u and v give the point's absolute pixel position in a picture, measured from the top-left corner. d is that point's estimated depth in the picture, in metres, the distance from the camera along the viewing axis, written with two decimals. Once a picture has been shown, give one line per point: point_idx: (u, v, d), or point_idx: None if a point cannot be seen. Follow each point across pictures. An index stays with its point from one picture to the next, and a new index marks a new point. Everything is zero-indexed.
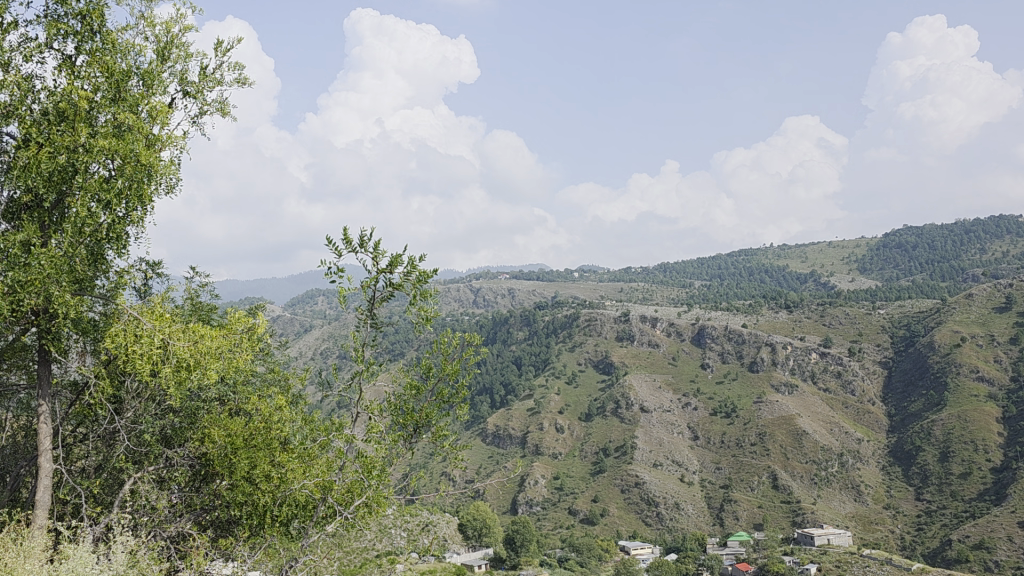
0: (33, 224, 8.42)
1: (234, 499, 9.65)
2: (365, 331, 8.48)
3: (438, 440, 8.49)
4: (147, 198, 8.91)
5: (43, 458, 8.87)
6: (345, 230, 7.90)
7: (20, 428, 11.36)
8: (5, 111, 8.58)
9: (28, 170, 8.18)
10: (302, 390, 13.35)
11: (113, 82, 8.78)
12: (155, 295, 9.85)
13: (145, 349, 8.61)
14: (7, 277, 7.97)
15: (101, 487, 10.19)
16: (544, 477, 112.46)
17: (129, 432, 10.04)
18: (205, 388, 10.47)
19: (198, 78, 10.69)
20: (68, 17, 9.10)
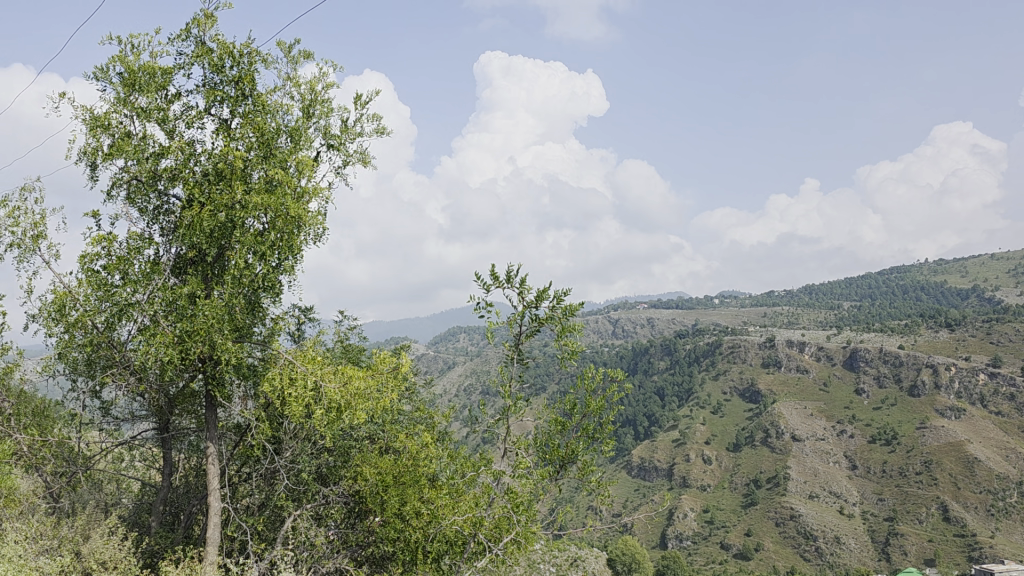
0: (198, 277, 9.05)
1: (387, 536, 9.94)
2: (511, 367, 8.56)
3: (585, 476, 8.43)
4: (298, 248, 9.38)
5: (212, 497, 9.44)
6: (492, 267, 8.03)
7: (191, 469, 12.11)
8: (172, 175, 9.30)
9: (192, 228, 8.81)
10: (447, 426, 13.54)
11: (264, 141, 9.34)
12: (309, 339, 10.30)
13: (301, 391, 9.03)
14: (178, 328, 8.60)
15: (264, 524, 10.71)
16: (693, 511, 109.56)
17: (289, 471, 10.54)
18: (356, 427, 10.78)
19: (341, 131, 11.17)
20: (224, 83, 9.78)
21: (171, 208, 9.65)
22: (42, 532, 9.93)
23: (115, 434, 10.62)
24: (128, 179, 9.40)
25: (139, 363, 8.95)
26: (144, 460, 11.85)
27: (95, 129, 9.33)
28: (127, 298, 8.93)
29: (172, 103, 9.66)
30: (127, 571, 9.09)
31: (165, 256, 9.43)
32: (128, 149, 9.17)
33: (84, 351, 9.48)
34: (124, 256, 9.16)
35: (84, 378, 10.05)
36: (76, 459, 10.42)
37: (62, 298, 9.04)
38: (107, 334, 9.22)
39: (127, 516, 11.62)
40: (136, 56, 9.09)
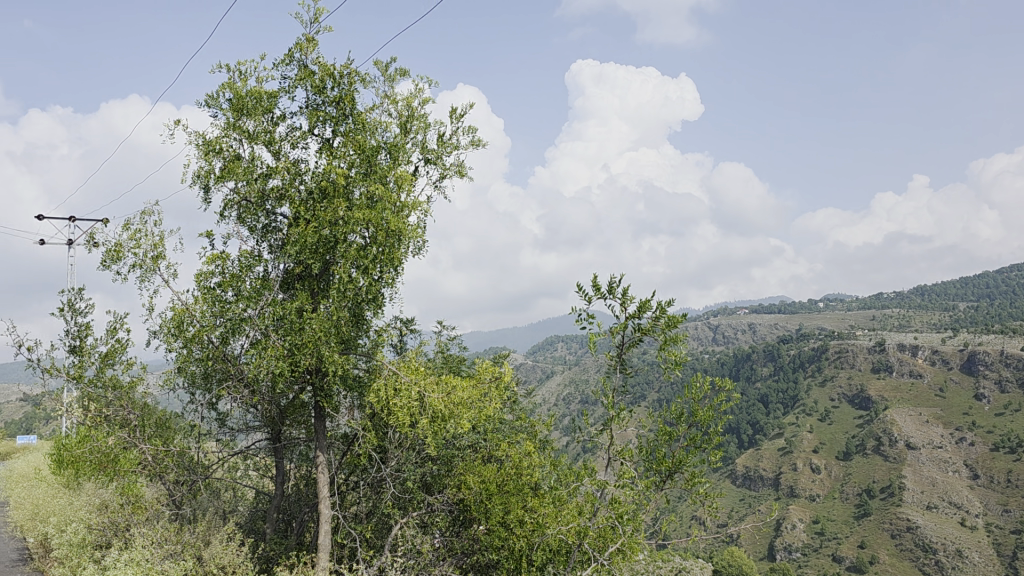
0: (306, 292, 9.36)
1: (492, 544, 10.00)
2: (614, 376, 8.48)
3: (693, 487, 8.28)
4: (400, 261, 9.55)
5: (323, 505, 9.70)
6: (594, 279, 8.06)
7: (302, 477, 12.38)
8: (279, 194, 9.67)
9: (299, 244, 9.17)
10: (548, 435, 13.50)
11: (365, 158, 9.58)
12: (412, 350, 10.47)
13: (405, 402, 9.23)
14: (288, 341, 8.94)
15: (372, 532, 10.95)
16: (802, 522, 106.18)
17: (395, 480, 10.74)
18: (459, 436, 10.94)
19: (439, 146, 11.35)
20: (325, 104, 10.07)
21: (278, 225, 10.01)
22: (166, 537, 10.41)
23: (230, 443, 11.04)
24: (238, 200, 9.83)
25: (252, 375, 9.33)
26: (257, 470, 12.18)
27: (207, 152, 9.77)
28: (240, 313, 9.30)
29: (278, 125, 10.01)
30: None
31: (274, 272, 9.78)
32: (238, 171, 9.57)
33: (201, 364, 9.94)
34: (236, 273, 9.57)
35: (202, 392, 10.61)
36: (196, 469, 10.80)
37: (180, 315, 9.52)
38: (221, 348, 9.64)
39: (243, 523, 12.07)
40: (243, 82, 9.46)
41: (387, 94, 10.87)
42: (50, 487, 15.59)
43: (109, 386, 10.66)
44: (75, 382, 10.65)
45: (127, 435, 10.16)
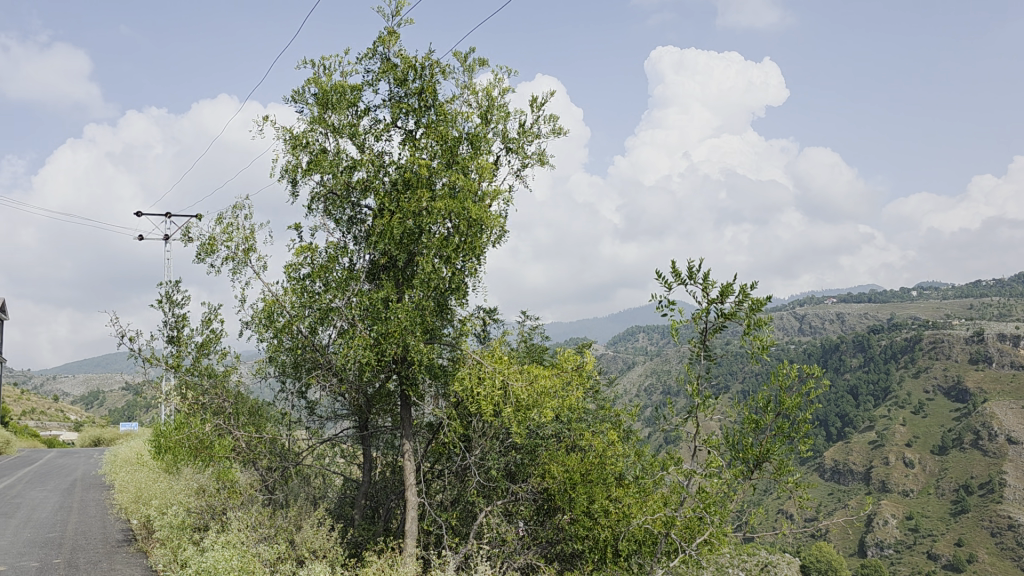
0: (391, 282, 9.50)
1: (577, 534, 10.14)
2: (699, 363, 8.32)
3: (781, 477, 8.12)
4: (482, 249, 9.46)
5: (410, 492, 9.88)
6: (674, 264, 7.81)
7: (388, 464, 12.30)
8: (364, 186, 9.78)
9: (384, 235, 9.33)
10: (631, 425, 13.35)
11: (446, 148, 9.58)
12: (495, 340, 10.42)
13: (489, 390, 9.28)
14: (374, 331, 9.08)
15: (458, 519, 11.04)
16: (894, 519, 103.00)
17: (478, 467, 10.60)
18: (542, 425, 10.73)
19: (521, 134, 10.56)
20: (408, 95, 10.03)
21: (363, 217, 10.16)
22: (261, 521, 10.74)
23: (319, 431, 11.15)
24: (325, 192, 10.02)
25: (340, 364, 9.51)
26: (345, 457, 12.14)
27: (295, 147, 9.94)
28: (328, 304, 9.56)
29: (362, 118, 10.00)
30: (337, 561, 9.82)
31: (360, 263, 9.93)
32: (324, 164, 9.71)
33: (291, 354, 10.19)
34: (324, 265, 9.75)
35: (292, 380, 10.60)
36: (287, 456, 11.07)
37: (271, 306, 9.78)
38: (310, 338, 9.87)
39: (332, 509, 12.36)
40: (327, 76, 9.49)
41: (467, 85, 10.30)
42: (151, 471, 16.24)
43: (204, 374, 10.92)
44: (173, 371, 11.03)
45: (222, 422, 10.69)
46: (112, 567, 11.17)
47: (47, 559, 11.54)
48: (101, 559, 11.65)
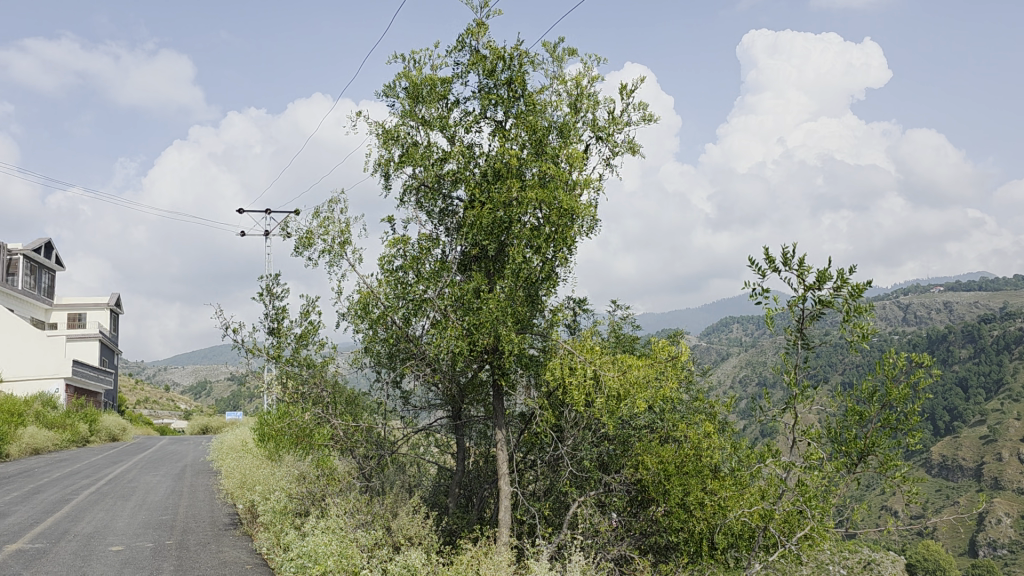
0: (482, 273, 9.52)
1: (671, 526, 10.01)
2: (795, 352, 8.06)
3: (888, 471, 7.78)
4: (573, 239, 9.31)
5: (503, 481, 9.90)
6: (766, 250, 7.60)
7: (481, 455, 12.22)
8: (455, 178, 9.80)
9: (475, 226, 9.36)
10: (727, 416, 13.03)
11: (536, 139, 9.46)
12: (585, 330, 10.28)
13: (580, 379, 9.21)
14: (466, 321, 9.15)
15: (551, 510, 11.00)
16: (1008, 517, 98.10)
17: (571, 458, 10.46)
18: (635, 416, 10.51)
19: (609, 123, 9.73)
20: (497, 86, 9.81)
21: (454, 209, 10.21)
22: (359, 507, 11.03)
23: (413, 421, 11.33)
24: (417, 184, 10.08)
25: (434, 355, 9.65)
26: (440, 446, 12.17)
27: (388, 141, 10.04)
28: (421, 294, 9.67)
29: (453, 110, 9.86)
30: (432, 548, 9.99)
31: (452, 255, 10.03)
32: (416, 157, 9.78)
33: (386, 344, 10.35)
34: (416, 256, 9.86)
35: (387, 370, 10.72)
36: (383, 445, 11.29)
37: (366, 298, 9.96)
38: (405, 329, 10.02)
39: (428, 497, 12.49)
40: (416, 69, 9.44)
41: (557, 75, 9.59)
42: (256, 458, 16.83)
43: (304, 365, 11.22)
44: (274, 361, 11.40)
45: (322, 411, 11.01)
46: (220, 549, 11.64)
47: (160, 540, 12.10)
48: (210, 541, 12.15)
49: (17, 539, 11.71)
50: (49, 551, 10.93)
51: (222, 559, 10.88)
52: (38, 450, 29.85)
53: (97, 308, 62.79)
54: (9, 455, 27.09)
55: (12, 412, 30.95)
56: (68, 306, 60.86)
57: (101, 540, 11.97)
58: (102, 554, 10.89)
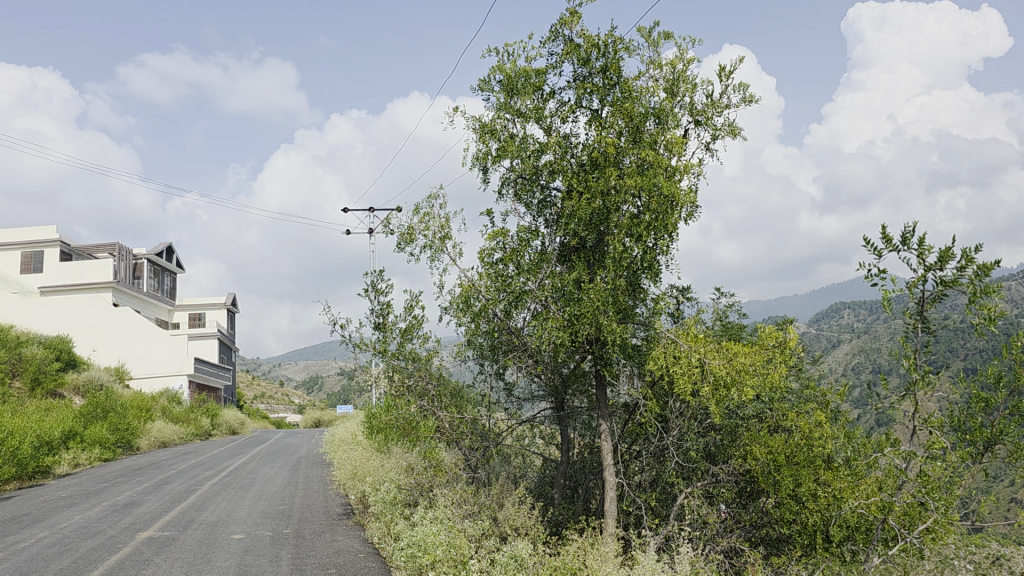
0: (582, 263, 9.46)
1: (782, 518, 9.71)
2: (913, 337, 7.68)
3: (1017, 462, 7.33)
4: (675, 226, 9.11)
5: (607, 472, 9.83)
6: (883, 230, 7.19)
7: (586, 445, 12.16)
8: (552, 168, 9.75)
9: (573, 216, 9.30)
10: (839, 404, 12.54)
11: (633, 126, 9.29)
12: (689, 318, 10.05)
13: (685, 368, 9.03)
14: (567, 312, 9.11)
15: (657, 500, 10.84)
16: None
17: (677, 448, 10.28)
18: (742, 405, 10.21)
19: (709, 106, 9.40)
20: (592, 75, 9.69)
21: (553, 200, 10.15)
22: (466, 498, 11.19)
23: (517, 413, 11.42)
24: (514, 176, 10.08)
25: (535, 346, 9.63)
26: (544, 438, 12.18)
27: (484, 135, 10.07)
28: (521, 286, 9.68)
29: (548, 101, 9.82)
30: (539, 539, 10.03)
31: (551, 245, 10.00)
32: (512, 150, 9.77)
33: (488, 337, 10.40)
34: (515, 248, 9.88)
35: (490, 362, 10.82)
36: (488, 436, 11.40)
37: (467, 291, 10.07)
38: (506, 321, 10.09)
39: (533, 487, 12.56)
40: (511, 61, 9.42)
41: (652, 60, 9.36)
42: (366, 450, 17.27)
43: (409, 359, 11.36)
44: (381, 355, 11.63)
45: (427, 403, 11.20)
46: (335, 538, 12.02)
47: (278, 529, 12.58)
48: (325, 530, 12.57)
49: (149, 527, 12.39)
50: (177, 538, 11.52)
51: (336, 548, 11.22)
52: (165, 443, 31.53)
53: (215, 307, 65.83)
54: (140, 448, 28.72)
55: (141, 408, 32.75)
56: (189, 306, 64.09)
57: (224, 528, 12.53)
58: (225, 542, 11.39)
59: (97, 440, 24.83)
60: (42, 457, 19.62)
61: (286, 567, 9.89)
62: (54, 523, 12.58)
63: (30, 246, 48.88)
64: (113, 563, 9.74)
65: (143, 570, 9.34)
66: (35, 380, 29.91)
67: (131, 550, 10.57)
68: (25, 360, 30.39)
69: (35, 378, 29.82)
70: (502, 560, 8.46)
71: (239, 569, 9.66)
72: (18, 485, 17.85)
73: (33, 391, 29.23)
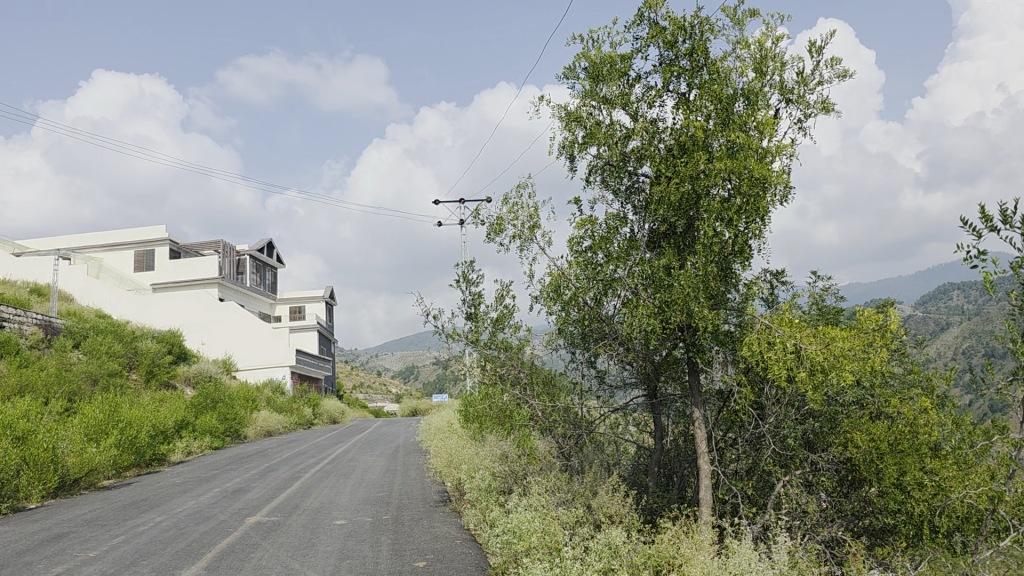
0: (672, 249, 9.33)
1: (887, 508, 9.38)
2: (1021, 320, 7.32)
3: None
4: (766, 209, 8.89)
5: (702, 460, 9.70)
6: (981, 208, 6.89)
7: (681, 434, 11.98)
8: (639, 154, 9.66)
9: (662, 202, 9.19)
10: (947, 391, 11.99)
11: (722, 108, 9.11)
12: (784, 303, 9.79)
13: (780, 354, 8.81)
14: (658, 299, 9.02)
15: (754, 489, 10.63)
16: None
17: (774, 436, 10.02)
18: (842, 391, 9.87)
19: (800, 84, 9.08)
20: (678, 58, 9.54)
21: (641, 186, 10.03)
22: (560, 485, 11.24)
23: (610, 401, 11.39)
24: (601, 164, 10.01)
25: (626, 334, 9.55)
26: (637, 425, 12.12)
27: (570, 123, 10.04)
28: (611, 274, 9.67)
29: (634, 87, 9.70)
30: (633, 526, 9.98)
31: (640, 232, 9.91)
32: (599, 137, 9.71)
33: (579, 325, 10.40)
34: (605, 236, 9.86)
35: (582, 350, 10.83)
36: (580, 424, 11.42)
37: (557, 279, 10.12)
38: (597, 309, 10.04)
39: (627, 476, 12.50)
40: (595, 48, 9.35)
41: (740, 40, 9.11)
42: (461, 438, 17.56)
43: (501, 348, 11.54)
44: (473, 345, 11.74)
45: (520, 392, 11.27)
46: (432, 524, 12.27)
47: (378, 516, 12.92)
48: (422, 517, 12.84)
49: (257, 513, 12.94)
50: (283, 524, 11.97)
51: (433, 534, 11.46)
52: (270, 432, 32.71)
53: (314, 300, 67.81)
54: (247, 436, 29.87)
55: (247, 398, 34.14)
56: (290, 300, 66.50)
57: (327, 514, 12.96)
58: (328, 527, 11.78)
59: (207, 429, 26.01)
60: (157, 446, 20.66)
61: (386, 552, 10.17)
62: (170, 508, 13.28)
63: (141, 245, 51.43)
64: (224, 547, 10.20)
65: (252, 553, 9.76)
66: (150, 372, 31.55)
67: (240, 534, 11.05)
68: (139, 353, 32.04)
69: (149, 370, 31.39)
70: (597, 547, 8.50)
71: (341, 553, 9.99)
72: (137, 471, 18.85)
73: (148, 383, 30.82)
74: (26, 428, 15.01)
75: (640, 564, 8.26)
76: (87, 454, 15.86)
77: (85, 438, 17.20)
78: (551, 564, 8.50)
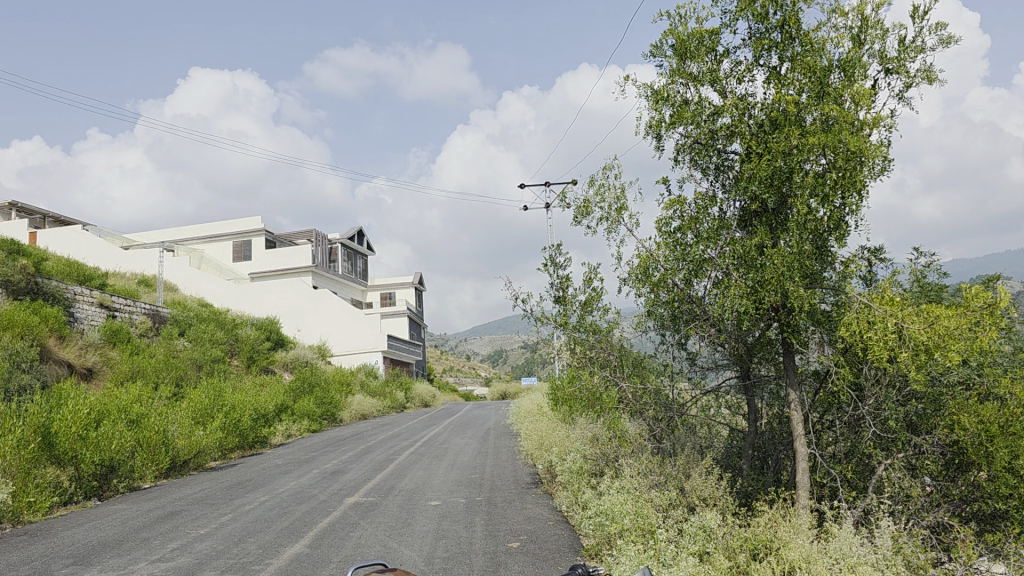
0: (764, 228, 9.09)
1: (998, 492, 8.97)
2: None
3: None
4: (863, 183, 8.58)
5: (799, 443, 9.47)
6: None
7: (775, 415, 11.85)
8: (729, 132, 9.46)
9: (754, 179, 8.95)
10: None
11: (815, 80, 8.81)
12: (883, 281, 9.45)
13: (881, 334, 8.54)
14: (750, 279, 8.81)
15: (853, 472, 10.31)
16: None
17: (874, 418, 9.72)
18: (948, 371, 9.46)
19: (901, 52, 8.65)
20: (769, 31, 9.26)
21: (730, 164, 9.77)
22: (652, 468, 11.14)
23: (701, 382, 11.14)
24: (689, 143, 9.84)
25: (718, 315, 9.40)
26: (730, 408, 11.93)
27: (657, 102, 9.91)
28: (701, 255, 9.52)
29: (723, 63, 9.46)
30: (727, 509, 9.83)
31: (731, 211, 9.71)
32: (686, 116, 9.57)
33: (668, 307, 10.33)
34: (694, 217, 9.73)
35: (672, 332, 10.74)
36: (671, 407, 11.12)
37: (647, 261, 10.10)
38: (687, 291, 9.89)
39: (720, 458, 12.28)
40: (682, 25, 9.18)
41: (834, 9, 8.77)
42: (552, 421, 17.63)
43: (590, 330, 11.56)
44: (562, 328, 11.86)
45: (609, 374, 11.21)
46: (524, 506, 12.38)
47: (471, 497, 13.16)
48: (514, 499, 12.99)
49: (355, 493, 13.33)
50: (380, 504, 12.31)
51: (527, 515, 11.59)
52: (365, 415, 33.55)
53: (403, 287, 69.00)
54: (343, 419, 30.69)
55: (343, 383, 35.11)
56: (381, 287, 67.99)
57: (421, 495, 13.26)
58: (422, 508, 12.05)
59: (306, 412, 26.91)
60: (259, 429, 21.45)
61: (480, 532, 10.35)
62: (273, 488, 13.82)
63: (239, 236, 53.47)
64: (325, 525, 10.56)
65: (352, 532, 10.08)
66: (250, 358, 32.78)
67: (339, 513, 11.40)
68: (240, 340, 33.30)
69: (250, 356, 32.60)
70: (691, 530, 8.46)
71: (436, 533, 10.22)
72: (241, 453, 19.62)
73: (249, 368, 32.01)
74: (139, 412, 15.85)
75: (736, 547, 8.18)
76: (195, 436, 16.63)
77: (192, 421, 18.03)
78: (645, 546, 8.51)
